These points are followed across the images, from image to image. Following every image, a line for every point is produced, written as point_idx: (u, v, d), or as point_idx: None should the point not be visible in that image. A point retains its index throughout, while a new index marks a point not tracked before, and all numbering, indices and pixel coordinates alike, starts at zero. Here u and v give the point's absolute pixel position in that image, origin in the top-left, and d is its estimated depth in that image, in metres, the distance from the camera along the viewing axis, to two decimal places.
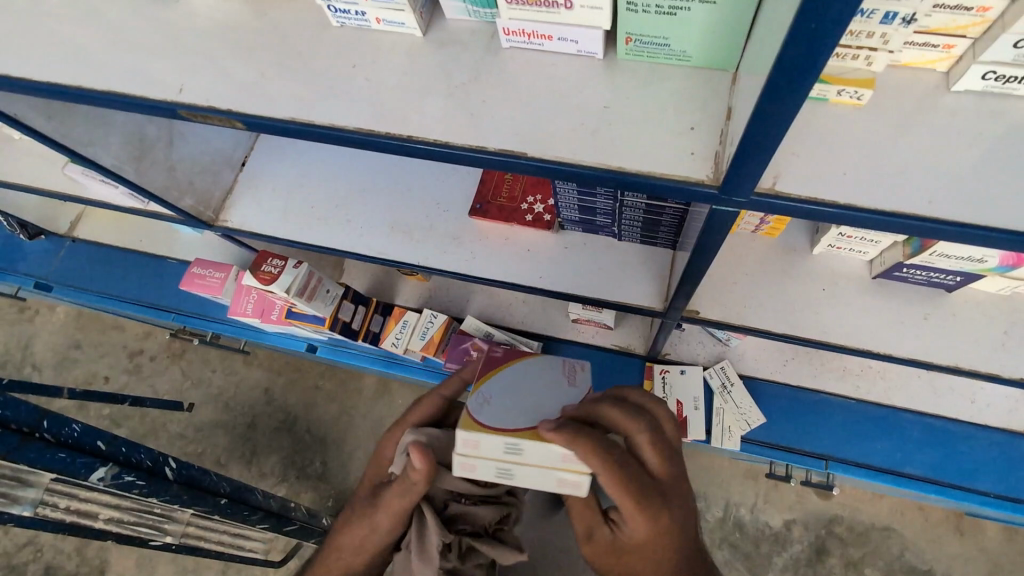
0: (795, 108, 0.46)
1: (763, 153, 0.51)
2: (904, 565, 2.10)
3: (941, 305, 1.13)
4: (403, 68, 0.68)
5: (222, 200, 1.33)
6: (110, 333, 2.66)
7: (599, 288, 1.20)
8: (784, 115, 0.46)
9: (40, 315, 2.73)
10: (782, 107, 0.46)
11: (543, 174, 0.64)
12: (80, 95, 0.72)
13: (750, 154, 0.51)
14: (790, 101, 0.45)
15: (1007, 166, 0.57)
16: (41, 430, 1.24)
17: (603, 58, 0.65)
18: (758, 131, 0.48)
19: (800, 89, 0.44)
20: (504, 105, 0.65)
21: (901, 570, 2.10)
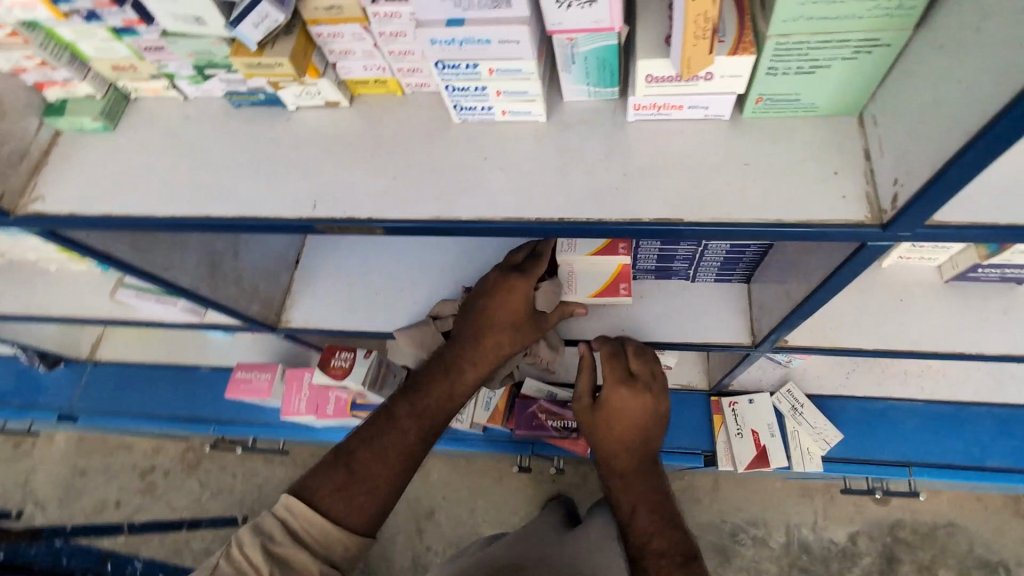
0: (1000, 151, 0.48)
1: (949, 192, 0.52)
2: (977, 560, 2.06)
3: (1013, 298, 1.16)
4: (534, 154, 0.70)
5: (283, 300, 1.33)
6: (119, 454, 2.51)
7: (682, 332, 1.21)
8: (989, 156, 0.48)
9: (37, 448, 2.56)
10: (987, 152, 0.48)
11: (694, 236, 0.65)
12: (201, 224, 0.73)
13: (937, 193, 0.53)
14: (998, 146, 0.47)
15: None
16: None
17: (729, 119, 0.68)
18: (956, 173, 0.50)
19: (1011, 136, 0.46)
20: (643, 176, 0.67)
21: (975, 566, 2.06)
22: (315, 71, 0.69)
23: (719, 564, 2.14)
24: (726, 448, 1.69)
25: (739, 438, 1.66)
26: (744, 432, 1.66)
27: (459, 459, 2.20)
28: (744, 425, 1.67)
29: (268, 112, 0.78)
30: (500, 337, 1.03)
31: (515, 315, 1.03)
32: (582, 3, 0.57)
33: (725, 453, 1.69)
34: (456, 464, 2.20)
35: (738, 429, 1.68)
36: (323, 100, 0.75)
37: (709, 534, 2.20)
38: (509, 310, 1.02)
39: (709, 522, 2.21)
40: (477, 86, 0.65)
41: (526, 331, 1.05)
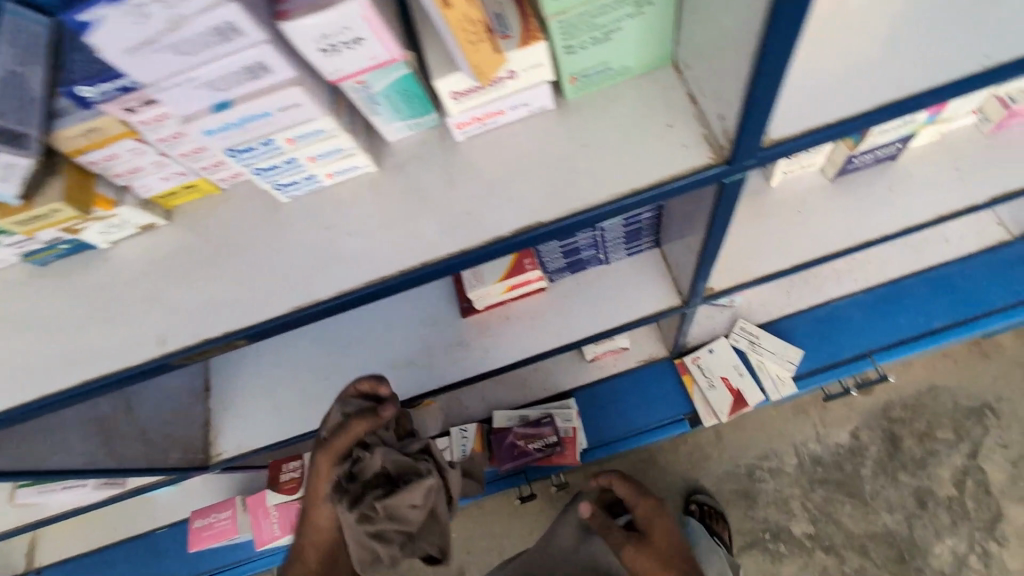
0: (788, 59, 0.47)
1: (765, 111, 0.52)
2: (966, 409, 2.14)
3: (893, 173, 1.20)
4: (376, 206, 0.65)
5: (206, 435, 1.21)
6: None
7: (615, 315, 1.19)
8: (779, 67, 0.48)
9: None
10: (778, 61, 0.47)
11: (560, 233, 0.62)
12: (39, 406, 0.63)
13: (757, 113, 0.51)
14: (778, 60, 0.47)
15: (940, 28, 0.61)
16: None
17: (556, 106, 0.65)
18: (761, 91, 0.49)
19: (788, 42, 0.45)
20: (491, 191, 0.63)
21: (968, 417, 2.14)
22: (109, 202, 0.62)
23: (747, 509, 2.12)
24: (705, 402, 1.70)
25: (713, 389, 1.68)
26: (716, 382, 1.68)
27: (463, 512, 2.11)
28: (714, 376, 1.68)
29: (82, 258, 0.69)
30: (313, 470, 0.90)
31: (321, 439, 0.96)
32: (347, 44, 0.51)
33: (705, 408, 1.69)
34: (462, 518, 2.10)
35: (709, 380, 1.68)
36: (135, 227, 0.67)
37: (725, 484, 2.15)
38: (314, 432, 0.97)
39: (718, 473, 2.17)
40: (285, 159, 0.60)
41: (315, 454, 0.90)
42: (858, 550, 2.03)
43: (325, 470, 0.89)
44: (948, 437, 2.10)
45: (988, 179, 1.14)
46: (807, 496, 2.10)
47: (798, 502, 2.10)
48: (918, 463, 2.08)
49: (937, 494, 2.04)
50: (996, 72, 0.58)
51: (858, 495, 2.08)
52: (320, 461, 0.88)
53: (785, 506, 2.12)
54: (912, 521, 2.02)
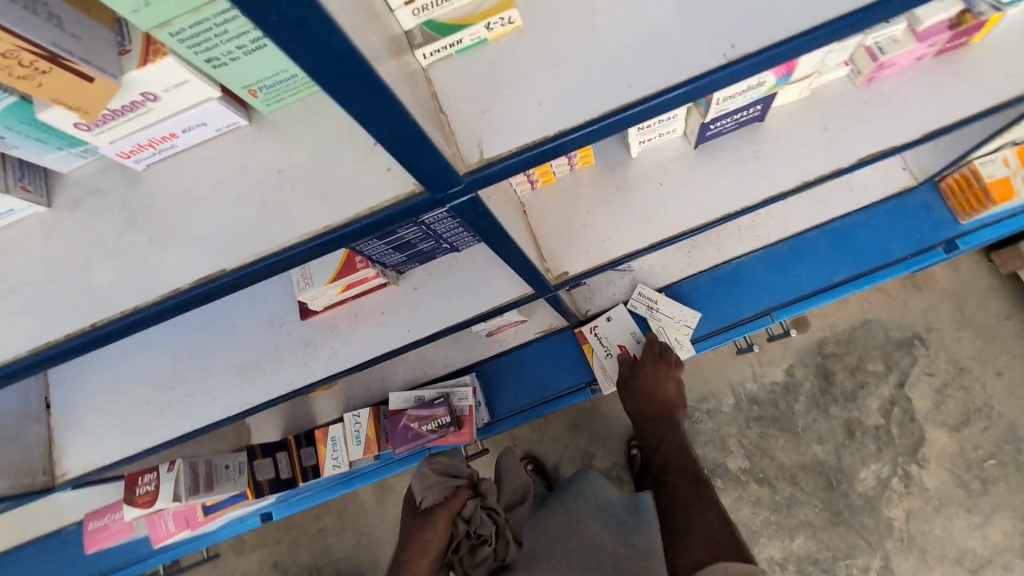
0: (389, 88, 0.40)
1: (417, 142, 0.44)
2: (897, 338, 2.28)
3: (760, 136, 1.10)
4: (45, 254, 0.56)
5: (50, 455, 1.16)
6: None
7: (466, 307, 1.11)
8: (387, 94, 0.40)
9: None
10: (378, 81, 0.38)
11: (257, 278, 0.53)
12: None
13: (414, 139, 0.44)
14: (375, 90, 0.39)
15: (676, 20, 0.53)
16: None
17: (250, 121, 0.55)
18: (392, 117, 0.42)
19: (363, 72, 0.37)
20: (173, 233, 0.54)
21: (896, 347, 2.27)
22: None
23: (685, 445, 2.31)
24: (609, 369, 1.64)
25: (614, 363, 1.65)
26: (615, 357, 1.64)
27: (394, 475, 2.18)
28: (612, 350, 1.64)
29: None
30: (421, 539, 1.10)
31: (434, 527, 1.10)
32: None
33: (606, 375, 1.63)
34: None
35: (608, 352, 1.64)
36: None
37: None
38: (430, 536, 1.09)
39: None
40: None
41: (435, 518, 1.11)
42: (788, 479, 2.24)
43: (434, 536, 1.09)
44: (877, 369, 2.27)
45: (857, 136, 1.05)
46: (743, 433, 2.30)
47: (735, 438, 2.30)
48: (848, 396, 2.26)
49: (864, 424, 2.24)
50: (735, 66, 0.50)
51: (791, 429, 2.28)
52: (435, 521, 1.10)
53: (722, 443, 2.30)
54: (840, 450, 2.23)
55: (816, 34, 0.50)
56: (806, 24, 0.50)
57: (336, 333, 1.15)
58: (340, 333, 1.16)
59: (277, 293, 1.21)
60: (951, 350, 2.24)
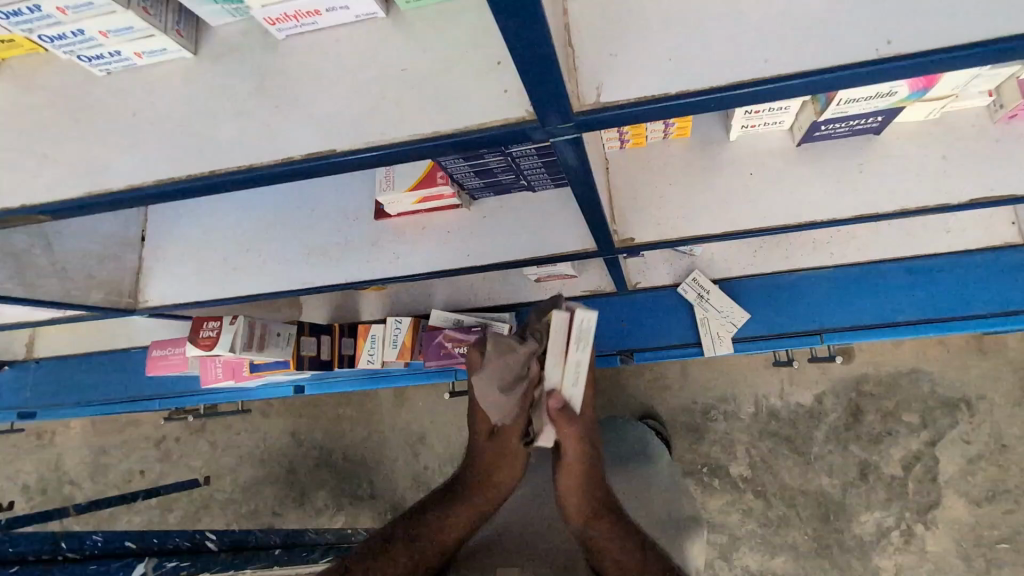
0: (537, 6, 0.41)
1: (547, 68, 0.46)
2: (940, 398, 2.18)
3: (872, 148, 1.04)
4: (184, 96, 0.62)
5: (135, 282, 1.31)
6: (129, 429, 3.07)
7: (527, 246, 1.15)
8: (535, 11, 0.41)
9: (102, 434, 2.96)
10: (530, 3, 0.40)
11: (360, 165, 0.57)
12: None
13: (544, 64, 0.45)
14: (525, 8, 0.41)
15: (829, 5, 0.51)
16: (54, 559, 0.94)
17: (387, 15, 0.58)
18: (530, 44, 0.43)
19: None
20: (296, 104, 0.59)
21: (938, 405, 2.18)
22: None
23: (693, 441, 2.33)
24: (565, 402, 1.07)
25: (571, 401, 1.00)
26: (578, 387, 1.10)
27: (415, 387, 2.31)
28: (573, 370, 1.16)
29: None
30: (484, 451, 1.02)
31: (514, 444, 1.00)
32: None
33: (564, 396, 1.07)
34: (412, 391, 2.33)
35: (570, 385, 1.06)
36: None
37: (681, 416, 2.36)
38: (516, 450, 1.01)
39: (681, 405, 2.36)
40: (72, 31, 0.56)
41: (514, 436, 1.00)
42: (785, 500, 2.24)
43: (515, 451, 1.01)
44: (911, 422, 2.20)
45: (976, 173, 0.98)
46: (753, 444, 2.30)
47: (744, 446, 2.30)
48: (872, 438, 2.21)
49: (880, 470, 2.19)
50: (885, 63, 0.49)
51: (804, 454, 2.25)
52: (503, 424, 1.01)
53: (731, 447, 2.30)
54: (847, 487, 2.21)
55: (977, 49, 0.48)
56: (973, 38, 0.48)
57: (400, 239, 1.22)
58: (403, 241, 1.22)
59: (356, 188, 1.27)
60: (999, 423, 2.13)
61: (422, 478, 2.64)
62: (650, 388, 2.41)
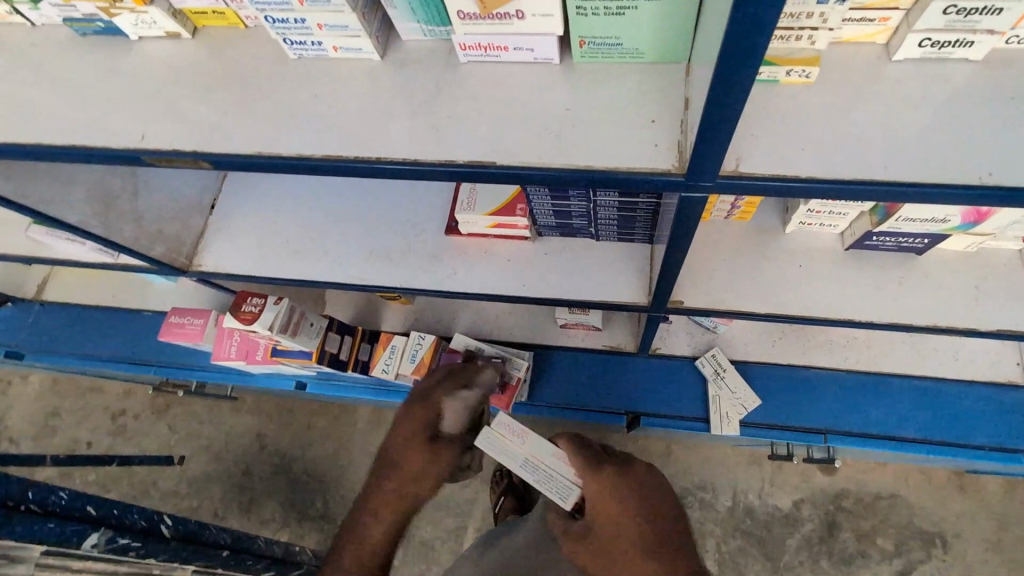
0: (744, 85, 0.50)
1: (719, 136, 0.54)
2: (916, 528, 2.22)
3: (912, 267, 1.15)
4: (365, 90, 0.70)
5: (196, 245, 1.33)
6: (92, 396, 2.98)
7: (582, 289, 1.22)
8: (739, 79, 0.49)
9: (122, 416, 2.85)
10: (741, 71, 0.49)
11: (508, 180, 0.65)
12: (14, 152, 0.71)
13: (715, 129, 0.53)
14: (742, 83, 0.50)
15: (946, 133, 0.61)
16: (26, 502, 1.06)
17: (560, 63, 0.68)
18: (716, 110, 0.52)
19: (753, 64, 0.48)
20: (467, 117, 0.67)
21: (913, 535, 2.21)
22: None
23: None
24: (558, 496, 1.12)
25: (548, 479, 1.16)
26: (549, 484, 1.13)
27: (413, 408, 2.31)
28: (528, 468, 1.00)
29: (114, 43, 0.77)
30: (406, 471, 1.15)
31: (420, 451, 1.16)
32: None
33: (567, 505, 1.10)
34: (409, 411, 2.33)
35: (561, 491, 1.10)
36: (162, 30, 0.74)
37: None
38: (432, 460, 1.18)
39: None
40: (296, 19, 0.65)
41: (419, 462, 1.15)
42: None
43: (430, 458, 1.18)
44: (885, 548, 2.21)
45: (999, 310, 1.09)
46: (724, 539, 2.29)
47: (715, 539, 2.29)
48: (844, 557, 2.21)
49: None
50: (988, 191, 0.58)
51: (773, 559, 2.24)
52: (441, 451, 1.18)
53: (701, 539, 2.29)
54: None
55: None
56: None
57: (463, 258, 1.28)
58: (466, 261, 1.28)
59: (430, 201, 1.35)
60: (971, 565, 2.16)
61: None
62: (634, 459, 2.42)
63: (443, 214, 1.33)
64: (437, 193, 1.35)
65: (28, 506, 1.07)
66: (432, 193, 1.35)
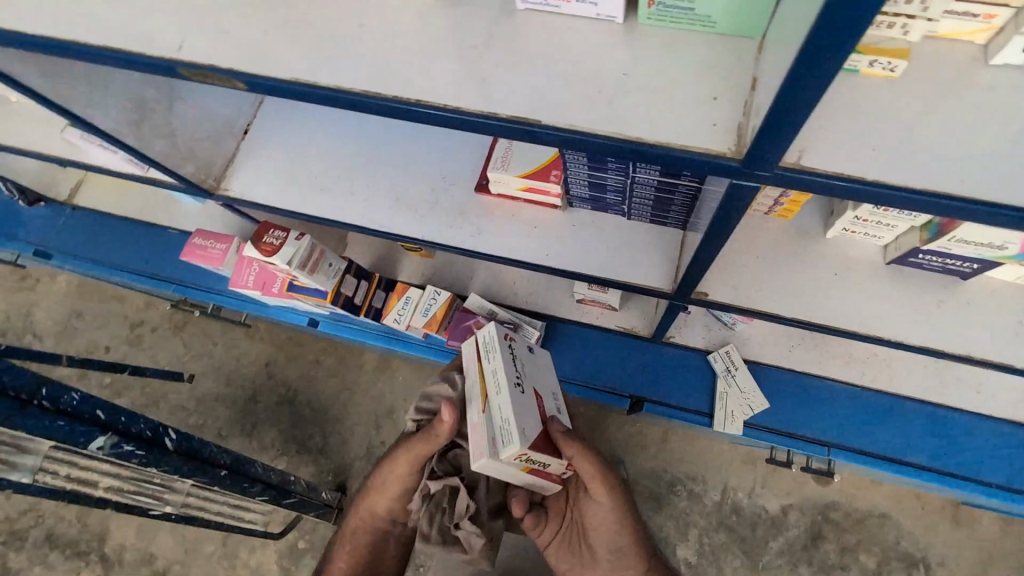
0: (830, 63, 0.45)
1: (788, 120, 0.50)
2: (900, 551, 2.21)
3: (954, 291, 1.10)
4: (413, 26, 0.67)
5: (224, 168, 1.32)
6: (113, 304, 3.07)
7: (605, 267, 1.19)
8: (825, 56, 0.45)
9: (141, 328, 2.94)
10: (830, 47, 0.44)
11: (551, 142, 0.61)
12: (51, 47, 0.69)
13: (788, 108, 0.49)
14: (829, 62, 0.46)
15: None
16: (39, 398, 1.11)
17: (623, 23, 0.63)
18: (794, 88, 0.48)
19: (850, 39, 0.44)
20: (516, 68, 0.63)
21: (897, 557, 2.20)
22: None
23: (652, 508, 2.33)
24: (478, 433, 1.10)
25: (484, 413, 1.08)
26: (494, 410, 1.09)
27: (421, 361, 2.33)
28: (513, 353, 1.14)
29: None
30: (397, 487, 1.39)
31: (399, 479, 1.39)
32: None
33: (481, 442, 1.07)
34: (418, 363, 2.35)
35: (504, 426, 1.05)
36: None
37: (647, 482, 2.38)
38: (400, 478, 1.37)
39: (651, 469, 2.39)
40: None
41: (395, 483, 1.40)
42: None
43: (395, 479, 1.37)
44: (866, 564, 2.21)
45: None
46: (707, 532, 2.30)
47: (698, 530, 2.31)
48: (824, 567, 2.22)
49: None
50: None
51: (752, 558, 2.26)
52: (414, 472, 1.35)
53: (684, 528, 2.31)
54: None
55: None
56: None
57: (489, 218, 1.25)
58: (492, 221, 1.25)
59: (464, 155, 1.31)
60: None
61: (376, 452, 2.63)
62: (629, 442, 2.43)
63: (475, 170, 1.29)
64: (471, 148, 1.31)
65: (40, 402, 1.11)
66: (466, 147, 1.31)
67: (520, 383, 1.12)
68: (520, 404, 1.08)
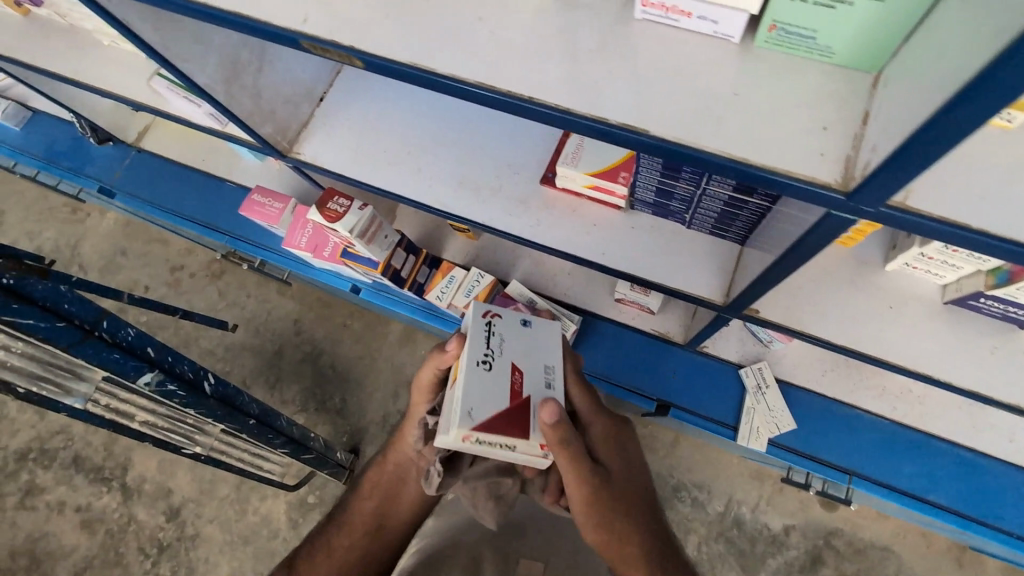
0: (969, 115, 0.46)
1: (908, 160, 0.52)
2: None
3: (1009, 339, 1.10)
4: (530, 24, 0.69)
5: (298, 132, 1.38)
6: (156, 246, 3.17)
7: (660, 272, 1.21)
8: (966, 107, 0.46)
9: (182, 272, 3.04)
10: (973, 100, 0.45)
11: (656, 152, 0.64)
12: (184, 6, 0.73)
13: (913, 150, 0.51)
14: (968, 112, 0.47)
15: None
16: (100, 330, 1.17)
17: (738, 43, 0.65)
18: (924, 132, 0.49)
19: (992, 104, 0.45)
20: (629, 76, 0.65)
21: None
22: None
23: None
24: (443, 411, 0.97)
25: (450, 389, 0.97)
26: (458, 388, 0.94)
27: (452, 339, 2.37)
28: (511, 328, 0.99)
29: None
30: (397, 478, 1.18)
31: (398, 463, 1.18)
32: None
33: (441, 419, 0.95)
34: None
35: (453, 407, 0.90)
36: None
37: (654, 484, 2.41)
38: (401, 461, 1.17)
39: (658, 472, 2.41)
40: None
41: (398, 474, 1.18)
42: None
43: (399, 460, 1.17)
44: None
45: None
46: (706, 541, 2.33)
47: (697, 537, 2.33)
48: None
49: None
50: None
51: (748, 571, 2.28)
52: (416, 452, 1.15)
53: (685, 534, 2.33)
54: None
55: None
56: None
57: (550, 211, 1.28)
58: (552, 214, 1.27)
59: (532, 145, 1.33)
60: None
61: (392, 420, 2.70)
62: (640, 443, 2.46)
63: (541, 162, 1.31)
64: (540, 140, 1.33)
65: (101, 334, 1.18)
66: (535, 138, 1.33)
67: (487, 360, 0.93)
68: (479, 382, 0.90)
